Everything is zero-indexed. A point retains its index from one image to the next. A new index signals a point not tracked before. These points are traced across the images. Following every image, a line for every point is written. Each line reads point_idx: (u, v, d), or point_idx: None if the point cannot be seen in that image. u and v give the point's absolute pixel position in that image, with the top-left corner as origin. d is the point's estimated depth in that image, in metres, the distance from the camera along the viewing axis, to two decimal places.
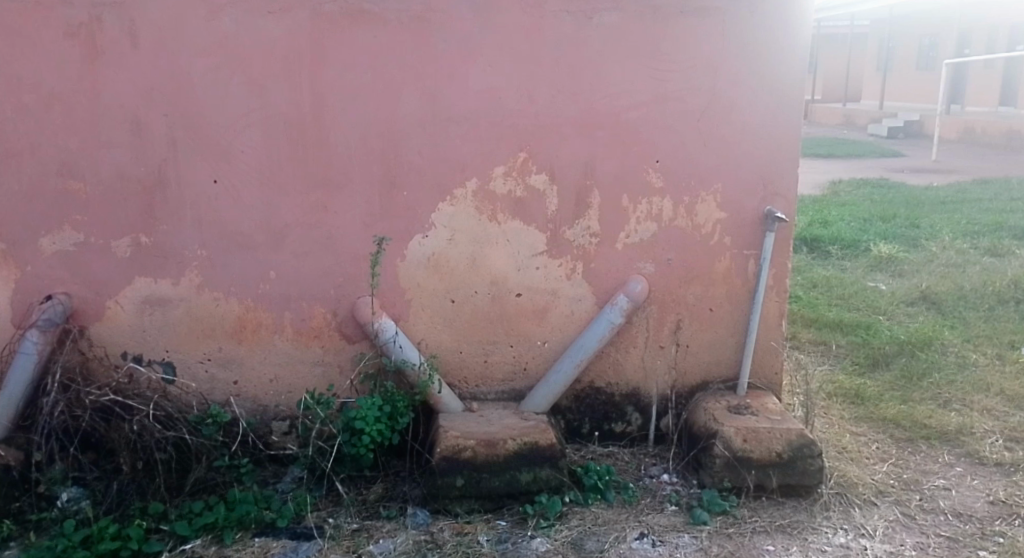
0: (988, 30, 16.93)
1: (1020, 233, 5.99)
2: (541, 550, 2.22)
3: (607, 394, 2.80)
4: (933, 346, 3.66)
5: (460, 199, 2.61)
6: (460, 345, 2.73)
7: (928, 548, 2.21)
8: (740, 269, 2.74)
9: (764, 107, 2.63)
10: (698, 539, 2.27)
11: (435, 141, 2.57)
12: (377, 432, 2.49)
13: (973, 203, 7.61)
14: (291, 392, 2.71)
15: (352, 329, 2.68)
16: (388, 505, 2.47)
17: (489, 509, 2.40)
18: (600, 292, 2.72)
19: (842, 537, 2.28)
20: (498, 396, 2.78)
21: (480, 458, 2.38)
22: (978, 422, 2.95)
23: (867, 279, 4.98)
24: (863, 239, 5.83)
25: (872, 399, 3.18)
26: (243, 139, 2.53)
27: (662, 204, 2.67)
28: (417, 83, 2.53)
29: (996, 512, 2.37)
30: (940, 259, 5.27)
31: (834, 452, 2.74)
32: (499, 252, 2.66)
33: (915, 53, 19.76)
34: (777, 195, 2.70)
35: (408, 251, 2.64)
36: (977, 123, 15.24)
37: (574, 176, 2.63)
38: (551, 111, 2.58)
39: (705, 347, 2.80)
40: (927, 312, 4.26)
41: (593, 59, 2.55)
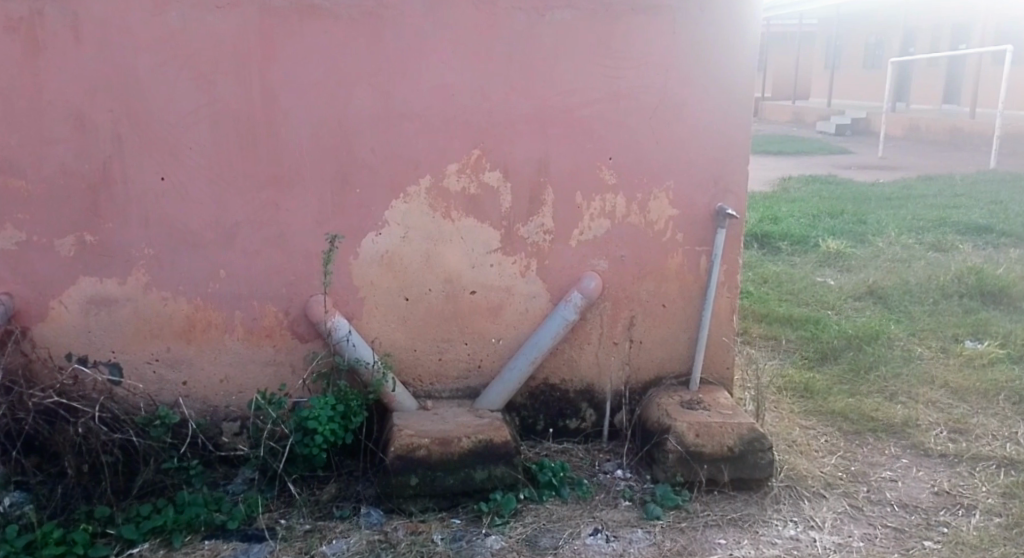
0: (933, 31, 17.40)
1: (963, 228, 6.17)
2: (496, 548, 2.22)
3: (561, 391, 2.81)
4: (879, 340, 3.75)
5: (414, 196, 2.59)
6: (414, 343, 2.71)
7: (875, 539, 2.26)
8: (692, 266, 2.77)
9: (714, 106, 2.66)
10: (651, 534, 2.29)
11: (388, 138, 2.54)
12: (331, 432, 2.46)
13: (918, 199, 7.82)
14: (241, 392, 2.66)
15: (305, 328, 2.64)
16: (341, 505, 2.44)
17: (444, 507, 2.39)
18: (555, 289, 2.72)
19: (791, 530, 2.32)
20: (452, 393, 2.76)
21: (435, 457, 2.37)
22: (922, 414, 3.04)
23: (816, 274, 5.09)
24: (812, 235, 5.95)
25: (821, 392, 3.25)
26: (191, 136, 2.47)
27: (616, 201, 2.68)
28: (369, 79, 2.50)
29: (940, 502, 2.44)
30: (886, 254, 5.41)
31: (784, 445, 2.79)
32: (453, 250, 2.65)
33: (863, 52, 20.23)
34: (728, 192, 2.73)
35: (361, 248, 2.61)
36: (923, 121, 15.66)
37: (528, 174, 2.62)
38: (505, 108, 2.57)
39: (658, 343, 2.82)
40: (874, 307, 4.37)
41: (547, 57, 2.55)
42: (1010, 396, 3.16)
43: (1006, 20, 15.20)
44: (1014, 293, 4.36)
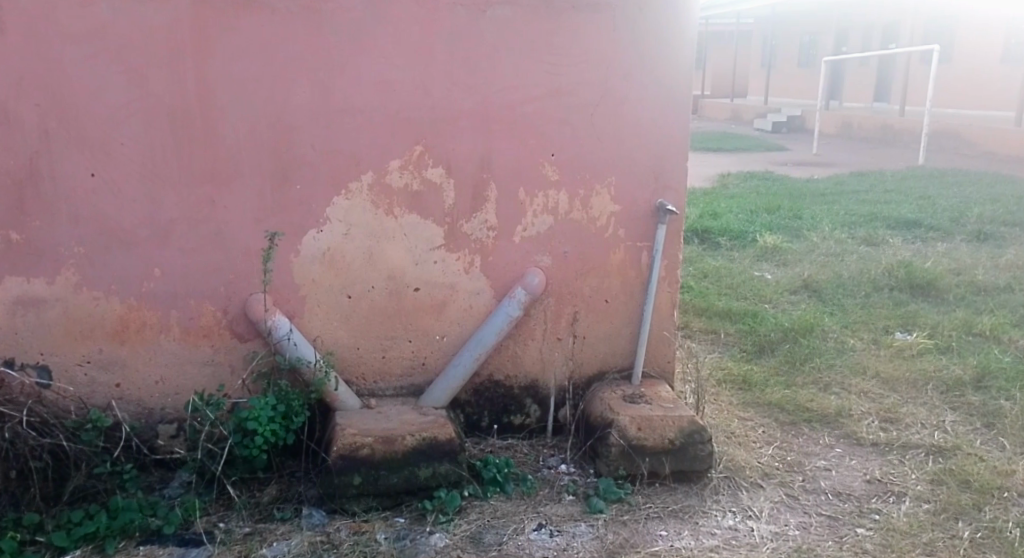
0: (864, 31, 17.95)
1: (893, 223, 6.40)
2: (440, 547, 2.21)
3: (506, 387, 2.82)
4: (814, 332, 3.86)
5: (356, 192, 2.56)
6: (356, 341, 2.68)
7: (810, 527, 2.33)
8: (634, 261, 2.81)
9: (655, 103, 2.70)
10: (594, 527, 2.32)
11: (329, 133, 2.50)
12: (271, 432, 2.41)
13: (850, 195, 8.06)
14: (178, 394, 2.59)
15: (244, 327, 2.58)
16: (283, 507, 2.40)
17: (388, 506, 2.37)
18: (498, 285, 2.72)
19: (730, 520, 2.37)
20: (396, 391, 2.75)
21: (379, 455, 2.35)
22: (855, 404, 3.14)
23: (754, 269, 5.21)
24: (750, 230, 6.09)
25: (759, 384, 3.33)
26: (123, 130, 2.39)
27: (559, 197, 2.70)
28: (308, 74, 2.45)
29: (872, 490, 2.52)
30: (821, 248, 5.57)
31: (722, 437, 2.85)
32: (396, 247, 2.63)
33: (798, 52, 20.75)
34: (667, 188, 2.78)
35: (301, 246, 2.56)
36: (855, 118, 16.14)
37: (472, 170, 2.62)
38: (447, 104, 2.56)
39: (601, 338, 2.86)
40: (809, 300, 4.50)
41: (489, 53, 2.55)
42: (937, 385, 3.29)
43: (933, 22, 15.78)
44: (940, 285, 4.53)
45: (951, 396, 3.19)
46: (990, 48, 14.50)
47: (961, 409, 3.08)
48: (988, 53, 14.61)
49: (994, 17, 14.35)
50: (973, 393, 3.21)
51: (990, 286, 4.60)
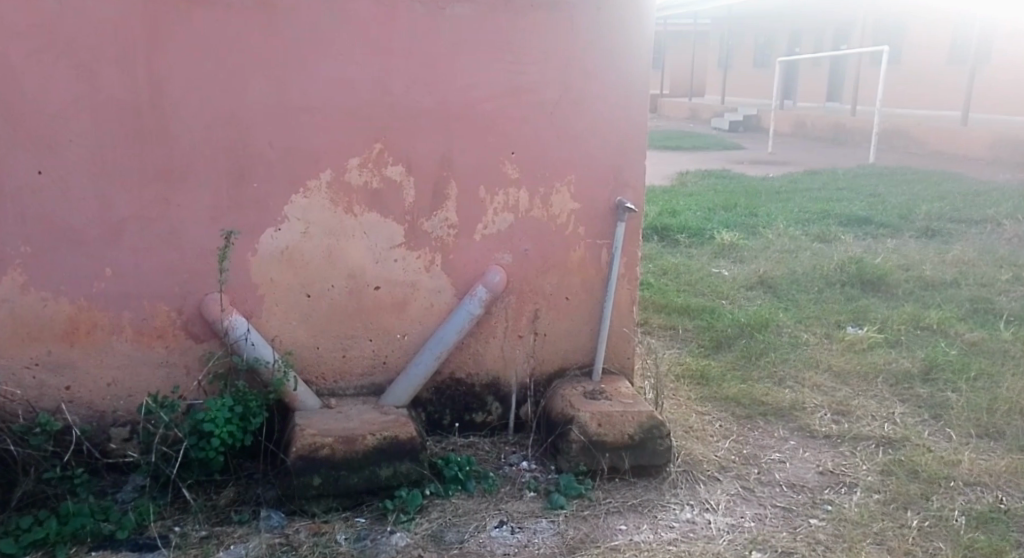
0: (817, 32, 18.32)
1: (845, 220, 6.55)
2: (401, 546, 2.20)
3: (467, 385, 2.82)
4: (769, 327, 3.93)
5: (314, 191, 2.53)
6: (316, 341, 2.65)
7: (765, 518, 2.37)
8: (594, 259, 2.83)
9: (613, 102, 2.72)
10: (555, 523, 2.34)
11: (287, 130, 2.47)
12: (228, 434, 2.37)
13: (804, 192, 8.22)
14: (131, 396, 2.54)
15: (200, 327, 2.54)
16: (240, 509, 2.37)
17: (348, 507, 2.36)
18: (459, 283, 2.72)
19: (688, 513, 2.41)
20: (357, 391, 2.73)
21: (339, 456, 2.33)
22: (808, 397, 3.21)
23: (712, 265, 5.28)
24: (707, 228, 6.17)
25: (716, 379, 3.38)
26: (71, 127, 2.33)
27: (519, 195, 2.70)
28: (264, 70, 2.42)
29: (824, 482, 2.58)
30: (776, 245, 5.67)
31: (680, 431, 2.89)
32: (356, 245, 2.61)
33: (753, 52, 21.10)
34: (626, 186, 2.80)
35: (259, 245, 2.53)
36: (808, 118, 16.45)
37: (432, 168, 2.61)
38: (407, 101, 2.55)
39: (562, 335, 2.87)
40: (764, 296, 4.57)
41: (448, 51, 2.55)
42: (886, 378, 3.38)
43: (884, 23, 16.17)
44: (890, 281, 4.65)
45: (900, 389, 3.28)
46: (937, 49, 14.91)
47: (910, 401, 3.17)
48: (935, 54, 15.02)
49: (941, 19, 14.76)
50: (921, 385, 3.30)
51: (937, 281, 4.73)
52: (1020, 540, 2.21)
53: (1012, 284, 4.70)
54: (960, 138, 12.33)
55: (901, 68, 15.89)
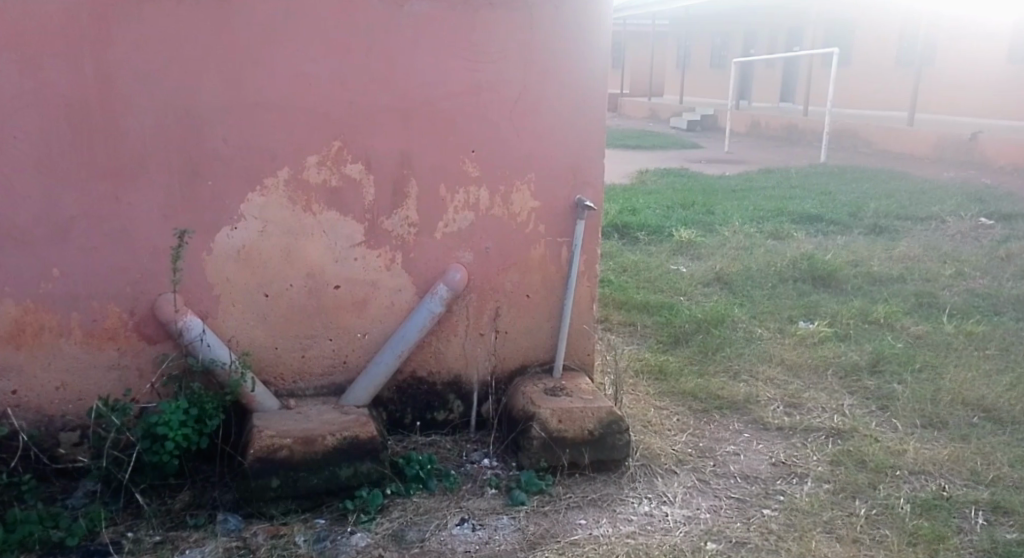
0: (772, 33, 18.64)
1: (797, 217, 6.68)
2: (361, 546, 2.20)
3: (429, 383, 2.82)
4: (725, 323, 4.00)
5: (272, 189, 2.51)
6: (274, 341, 2.63)
7: (720, 509, 2.42)
8: (554, 256, 2.85)
9: (572, 101, 2.75)
10: (516, 519, 2.35)
11: (242, 128, 2.44)
12: (183, 437, 2.31)
13: (759, 190, 8.36)
14: (81, 400, 2.49)
15: (153, 329, 2.50)
16: (196, 513, 2.33)
17: (307, 508, 2.34)
18: (420, 282, 2.72)
19: (646, 506, 2.44)
20: (317, 391, 2.71)
21: (298, 457, 2.31)
22: (762, 390, 3.28)
23: (670, 262, 5.35)
24: (666, 225, 6.25)
25: (673, 374, 3.43)
26: (16, 123, 2.28)
27: (479, 193, 2.71)
28: (218, 67, 2.39)
29: (777, 472, 2.64)
30: (731, 242, 5.76)
31: (639, 426, 2.93)
32: (315, 244, 2.59)
33: (710, 52, 21.37)
34: (586, 184, 2.83)
35: (214, 244, 2.50)
36: (763, 117, 16.71)
37: (391, 166, 2.61)
38: (366, 99, 2.54)
39: (523, 333, 2.89)
40: (720, 292, 4.65)
41: (407, 49, 2.54)
42: (836, 370, 3.46)
43: (836, 24, 16.51)
44: (840, 276, 4.76)
45: (849, 381, 3.37)
46: (886, 50, 15.27)
47: (859, 393, 3.25)
48: (884, 55, 15.39)
49: (889, 21, 15.13)
50: (868, 377, 3.39)
51: (884, 276, 4.85)
52: (961, 526, 2.28)
53: (955, 279, 4.84)
54: (906, 137, 12.64)
55: (852, 69, 16.24)
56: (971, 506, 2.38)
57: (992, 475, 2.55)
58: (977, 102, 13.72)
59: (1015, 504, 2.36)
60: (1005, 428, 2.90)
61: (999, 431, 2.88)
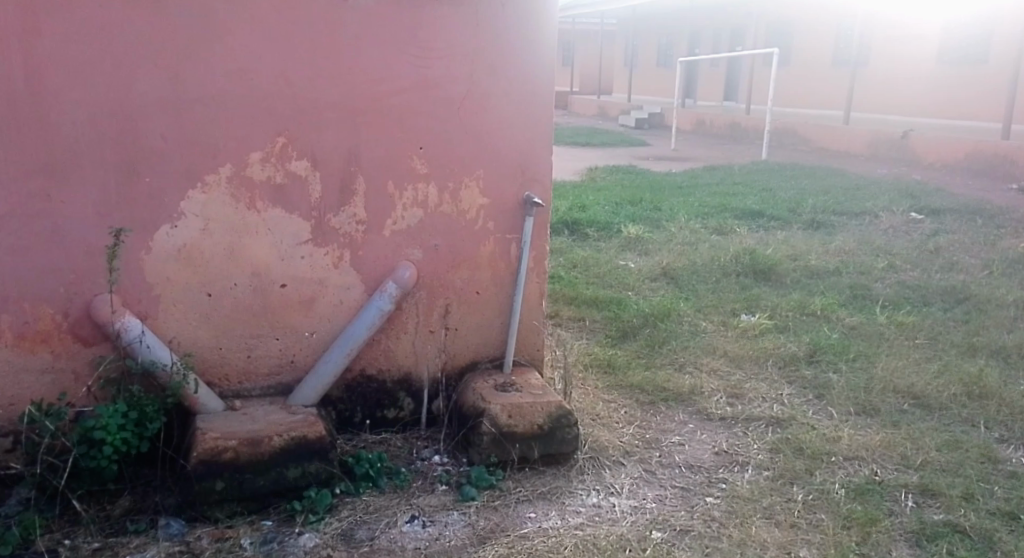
0: (716, 32, 18.98)
1: (740, 213, 6.82)
2: (309, 547, 2.19)
3: (379, 381, 2.80)
4: (671, 317, 4.07)
5: (214, 186, 2.47)
6: (219, 341, 2.59)
7: (666, 498, 2.47)
8: (503, 253, 2.87)
9: (520, 97, 2.76)
10: (466, 515, 2.36)
11: (181, 123, 2.40)
12: (122, 441, 2.26)
13: (704, 187, 8.51)
14: (13, 404, 2.42)
15: (89, 331, 2.43)
16: (137, 519, 2.29)
17: (254, 510, 2.32)
18: (368, 280, 2.70)
19: (594, 498, 2.48)
20: (264, 391, 2.67)
21: (243, 459, 2.28)
22: (706, 382, 3.34)
23: (618, 258, 5.41)
24: (615, 222, 6.32)
25: (621, 367, 3.48)
26: None
27: (428, 190, 2.71)
28: (155, 60, 2.34)
29: (720, 461, 2.70)
30: (678, 238, 5.86)
31: (587, 419, 2.97)
32: (260, 242, 2.56)
33: (656, 50, 21.63)
34: (534, 180, 2.85)
35: (153, 242, 2.45)
36: (708, 115, 16.98)
37: (338, 163, 2.59)
38: (311, 94, 2.51)
39: (473, 329, 2.90)
40: (667, 286, 4.73)
41: (353, 45, 2.53)
42: (776, 360, 3.55)
43: (777, 25, 16.89)
44: (780, 270, 4.88)
45: (788, 371, 3.46)
46: (824, 50, 15.68)
47: (797, 383, 3.35)
48: (823, 55, 15.80)
49: (828, 21, 15.54)
50: (806, 367, 3.49)
51: (821, 270, 4.99)
52: (892, 509, 2.37)
53: (887, 272, 5.01)
54: (841, 135, 12.99)
55: (793, 68, 16.63)
56: (901, 489, 2.47)
57: (921, 459, 2.65)
58: (911, 101, 14.18)
59: (942, 486, 2.46)
60: (934, 414, 3.02)
61: (927, 417, 3.00)
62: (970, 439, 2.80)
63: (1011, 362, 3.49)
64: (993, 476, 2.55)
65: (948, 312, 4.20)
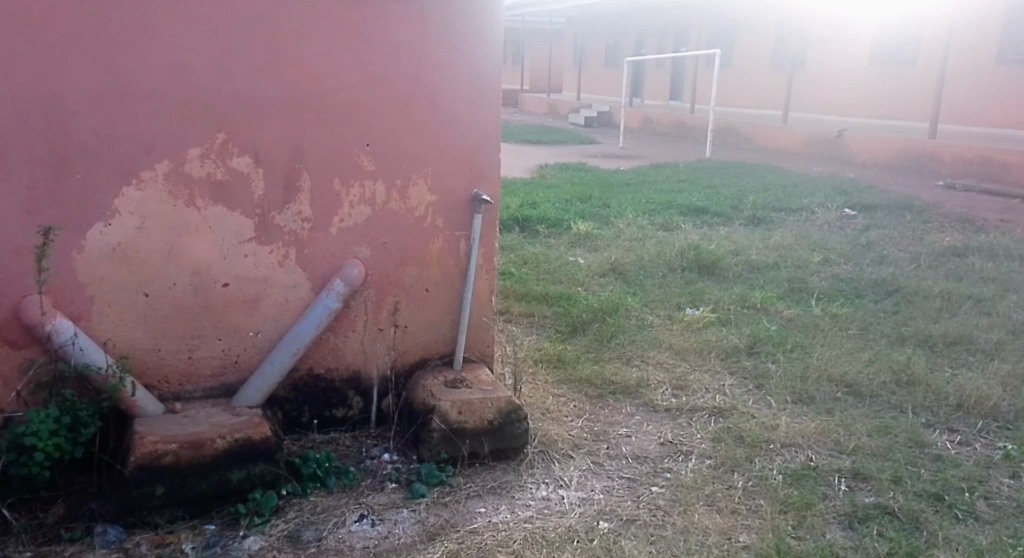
0: (661, 31, 19.23)
1: (685, 210, 6.92)
2: (254, 549, 2.15)
3: (326, 380, 2.77)
4: (619, 311, 4.11)
5: (150, 183, 2.40)
6: (158, 342, 2.52)
7: (613, 489, 2.49)
8: (452, 250, 2.86)
9: (467, 94, 2.76)
10: (416, 512, 2.35)
11: (114, 118, 2.33)
12: (54, 447, 2.19)
13: (651, 184, 8.62)
14: None
15: (18, 333, 2.34)
16: (71, 526, 2.22)
17: (196, 514, 2.27)
18: (315, 278, 2.67)
19: (543, 491, 2.49)
20: (206, 393, 2.62)
21: (184, 462, 2.22)
22: (652, 374, 3.39)
23: (568, 254, 5.44)
24: (564, 218, 6.35)
25: (571, 362, 3.50)
26: None
27: (375, 186, 2.68)
28: (85, 52, 2.26)
29: (665, 451, 2.73)
30: (626, 234, 5.92)
31: (537, 413, 2.98)
32: (200, 240, 2.50)
33: (604, 49, 21.81)
34: (482, 178, 2.85)
35: (86, 242, 2.37)
36: (655, 114, 17.16)
37: (281, 159, 2.55)
38: (252, 89, 2.46)
39: (422, 327, 2.88)
40: (615, 281, 4.77)
41: (295, 40, 2.49)
42: (718, 352, 3.62)
43: (720, 24, 17.18)
44: (722, 265, 4.97)
45: (730, 362, 3.53)
46: (764, 49, 16.00)
47: (738, 373, 3.41)
48: (764, 55, 16.12)
49: (767, 21, 15.87)
50: (747, 358, 3.56)
51: (761, 264, 5.10)
52: (826, 493, 2.43)
53: (823, 265, 5.14)
54: (781, 134, 13.28)
55: (736, 67, 16.94)
56: (835, 474, 2.54)
57: (853, 445, 2.73)
58: (847, 100, 14.56)
59: (872, 470, 2.53)
60: (865, 401, 3.11)
61: (859, 404, 3.09)
62: (899, 424, 2.89)
63: (937, 351, 3.62)
64: (919, 460, 2.64)
65: (879, 303, 4.33)
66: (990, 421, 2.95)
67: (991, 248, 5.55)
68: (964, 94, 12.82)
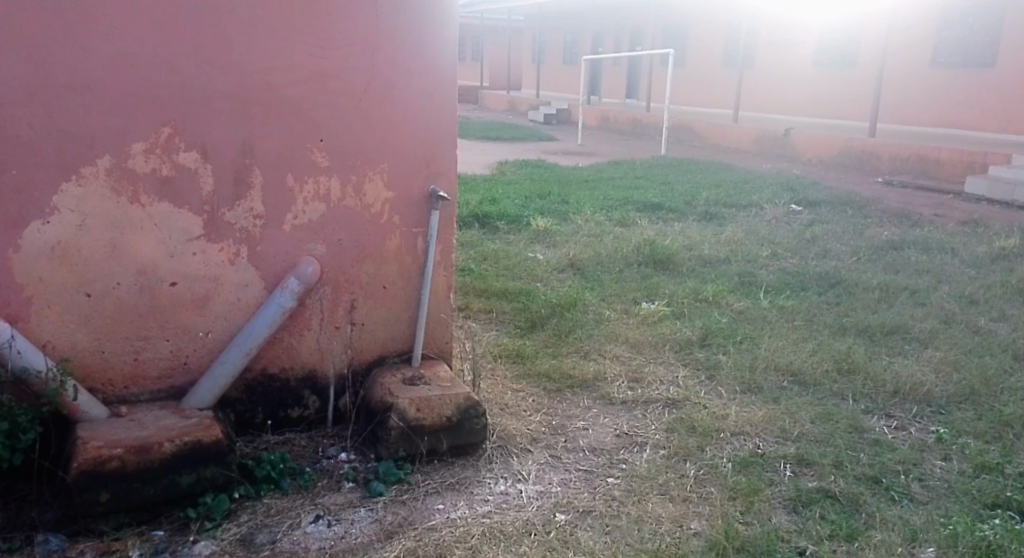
0: (617, 29, 19.35)
1: (641, 205, 6.97)
2: (205, 554, 2.10)
3: (281, 380, 2.71)
4: (577, 306, 4.10)
5: (91, 179, 2.33)
6: (103, 344, 2.45)
7: (571, 482, 2.48)
8: (409, 246, 2.82)
9: (422, 90, 2.73)
10: (373, 511, 2.31)
11: (52, 112, 2.25)
12: None
13: (608, 180, 8.66)
14: None
15: None
16: (11, 536, 2.14)
17: (143, 520, 2.20)
18: (268, 276, 2.61)
19: (501, 486, 2.47)
20: (154, 395, 2.54)
21: (131, 467, 2.14)
22: (608, 367, 3.39)
23: (527, 250, 5.43)
24: (524, 215, 6.34)
25: (530, 357, 3.49)
26: None
27: (330, 182, 2.63)
28: (20, 43, 2.18)
29: (621, 443, 2.74)
30: (584, 230, 5.93)
31: (496, 409, 2.95)
32: (145, 238, 2.43)
33: (561, 47, 21.87)
34: (437, 174, 2.82)
35: (22, 241, 2.29)
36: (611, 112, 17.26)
37: (230, 154, 2.48)
38: (199, 83, 2.40)
39: (380, 324, 2.84)
40: (573, 277, 4.77)
41: (244, 32, 2.42)
42: (672, 345, 3.63)
43: (673, 22, 17.35)
44: (678, 260, 5.01)
45: (683, 354, 3.55)
46: (716, 47, 16.19)
47: (692, 365, 3.43)
48: (716, 52, 16.31)
49: (718, 19, 16.06)
50: (699, 350, 3.59)
51: (713, 259, 5.15)
52: (773, 479, 2.45)
53: (771, 259, 5.21)
54: (733, 130, 13.43)
55: (690, 65, 17.12)
56: (781, 460, 2.56)
57: (797, 431, 2.76)
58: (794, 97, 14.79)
59: (815, 455, 2.57)
60: (811, 389, 3.15)
61: (803, 393, 3.13)
62: (840, 412, 2.93)
63: (874, 340, 3.69)
64: (858, 444, 2.68)
65: (822, 295, 4.40)
66: (925, 406, 3.01)
67: (926, 241, 5.69)
68: (901, 90, 13.12)
